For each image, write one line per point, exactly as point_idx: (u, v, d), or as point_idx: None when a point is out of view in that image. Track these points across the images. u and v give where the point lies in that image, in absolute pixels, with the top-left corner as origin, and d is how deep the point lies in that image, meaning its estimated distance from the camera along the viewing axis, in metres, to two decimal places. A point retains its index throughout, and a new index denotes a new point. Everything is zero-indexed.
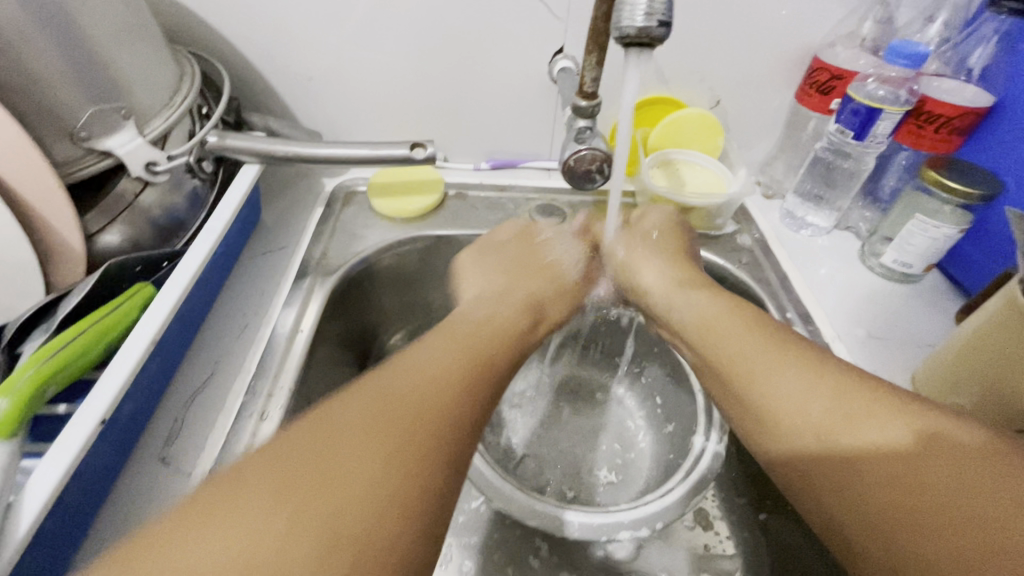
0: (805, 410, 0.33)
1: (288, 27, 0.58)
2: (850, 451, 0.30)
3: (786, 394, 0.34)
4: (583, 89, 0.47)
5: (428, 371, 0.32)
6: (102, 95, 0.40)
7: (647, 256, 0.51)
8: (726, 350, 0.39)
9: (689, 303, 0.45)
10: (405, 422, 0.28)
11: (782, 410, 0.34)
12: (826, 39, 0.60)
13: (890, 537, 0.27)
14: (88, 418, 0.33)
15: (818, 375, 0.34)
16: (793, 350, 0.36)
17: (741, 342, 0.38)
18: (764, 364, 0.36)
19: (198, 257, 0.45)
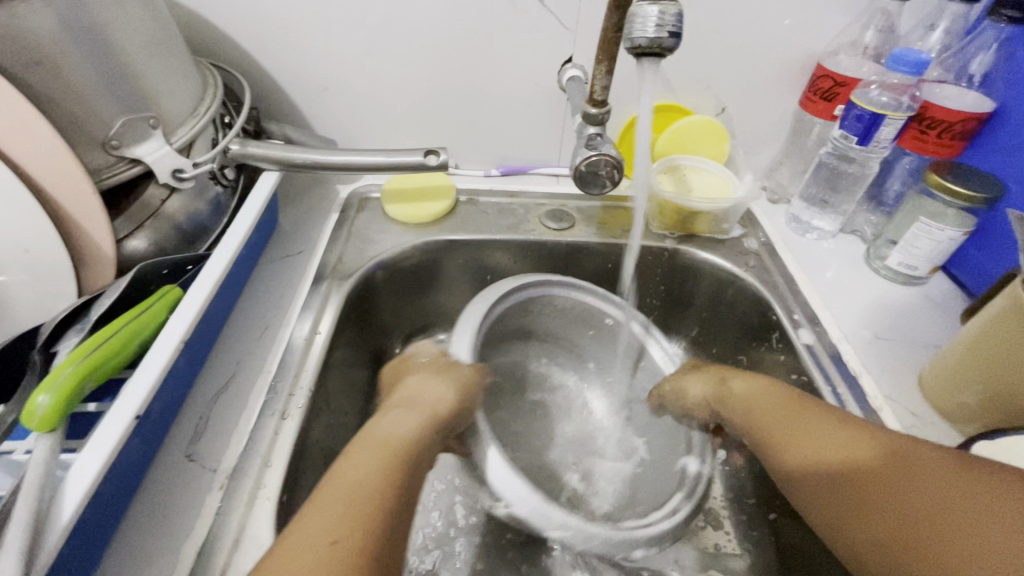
0: (813, 449, 0.40)
1: (306, 39, 0.60)
2: (851, 478, 0.38)
3: (791, 445, 0.42)
4: (593, 97, 0.49)
5: (362, 470, 0.35)
6: (133, 105, 0.42)
7: (708, 378, 0.52)
8: (756, 415, 0.46)
9: (742, 390, 0.49)
10: (368, 504, 0.33)
11: (791, 454, 0.42)
12: (829, 47, 0.61)
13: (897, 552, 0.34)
14: (121, 414, 0.35)
15: (810, 421, 0.42)
16: (791, 402, 0.44)
17: (755, 406, 0.46)
18: (782, 420, 0.44)
19: (221, 261, 0.46)
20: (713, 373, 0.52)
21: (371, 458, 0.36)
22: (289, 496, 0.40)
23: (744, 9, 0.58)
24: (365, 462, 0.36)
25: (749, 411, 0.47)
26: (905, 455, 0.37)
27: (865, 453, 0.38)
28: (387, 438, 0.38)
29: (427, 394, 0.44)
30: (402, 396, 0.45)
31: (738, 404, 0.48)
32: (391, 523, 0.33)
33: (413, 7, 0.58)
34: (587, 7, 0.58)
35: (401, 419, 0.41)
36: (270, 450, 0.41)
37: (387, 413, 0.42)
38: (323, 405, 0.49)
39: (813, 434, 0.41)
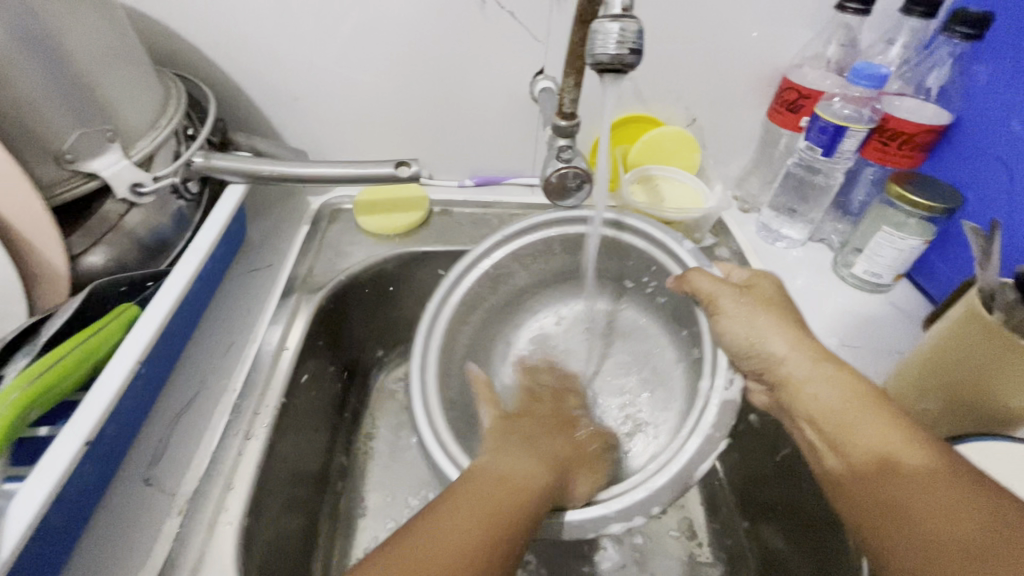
0: (859, 439, 0.36)
1: (273, 50, 0.59)
2: (889, 483, 0.33)
3: (842, 428, 0.37)
4: (562, 110, 0.49)
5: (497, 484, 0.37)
6: (88, 118, 0.41)
7: (769, 330, 0.42)
8: (809, 390, 0.40)
9: (803, 362, 0.41)
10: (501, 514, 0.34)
11: (841, 435, 0.37)
12: (795, 60, 0.62)
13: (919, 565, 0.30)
14: (71, 440, 0.33)
15: (864, 412, 0.36)
16: (854, 385, 0.38)
17: (807, 374, 0.40)
18: (835, 397, 0.38)
19: (183, 277, 0.45)
20: (767, 319, 0.43)
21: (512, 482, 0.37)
22: (252, 519, 0.39)
23: (712, 24, 0.59)
24: (518, 467, 0.39)
25: (802, 382, 0.40)
26: (960, 479, 0.31)
27: (916, 462, 0.33)
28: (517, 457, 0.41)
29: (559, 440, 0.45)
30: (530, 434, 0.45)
31: (780, 366, 0.42)
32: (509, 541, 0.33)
33: (383, 19, 0.58)
34: (557, 20, 0.58)
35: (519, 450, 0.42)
36: (233, 472, 0.40)
37: (505, 449, 0.42)
38: (290, 423, 0.48)
39: (862, 420, 0.36)
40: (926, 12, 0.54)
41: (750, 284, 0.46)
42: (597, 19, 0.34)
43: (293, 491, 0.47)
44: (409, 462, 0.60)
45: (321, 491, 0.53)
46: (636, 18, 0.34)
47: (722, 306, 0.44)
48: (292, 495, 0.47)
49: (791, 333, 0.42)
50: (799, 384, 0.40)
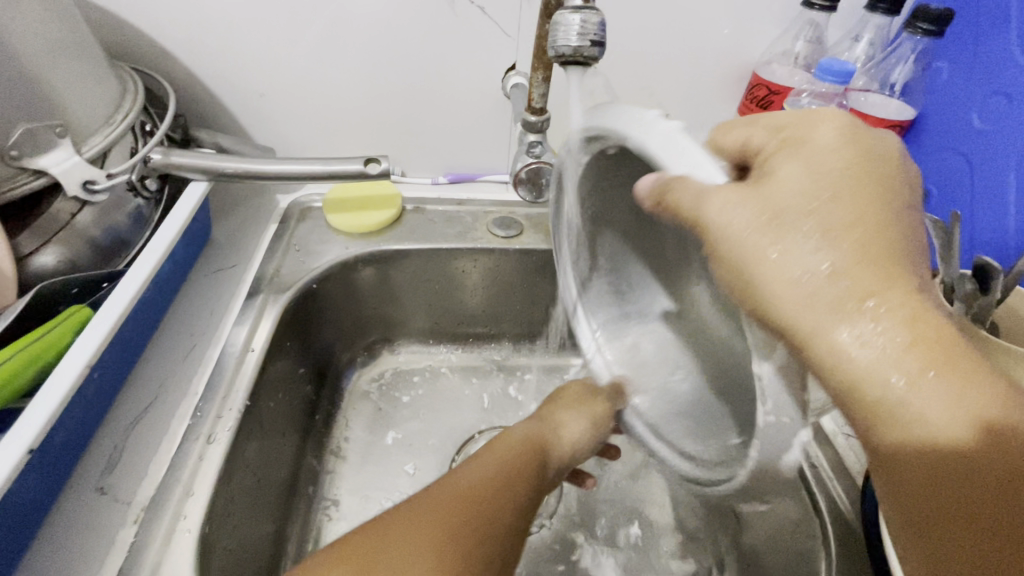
0: (870, 367, 0.26)
1: (236, 44, 0.58)
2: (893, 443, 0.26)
3: (841, 359, 0.27)
4: (531, 105, 0.48)
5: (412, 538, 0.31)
6: (34, 112, 0.39)
7: (801, 261, 0.28)
8: (849, 341, 0.27)
9: (801, 270, 0.28)
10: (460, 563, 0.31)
11: (841, 365, 0.27)
12: (763, 57, 0.63)
13: (925, 524, 0.25)
14: (13, 450, 0.32)
15: (878, 339, 0.26)
16: (871, 292, 0.27)
17: (801, 287, 0.28)
18: (905, 354, 0.26)
19: (138, 278, 0.44)
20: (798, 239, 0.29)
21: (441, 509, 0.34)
22: (213, 526, 0.38)
23: (681, 19, 0.59)
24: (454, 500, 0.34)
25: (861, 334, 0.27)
26: (983, 440, 0.24)
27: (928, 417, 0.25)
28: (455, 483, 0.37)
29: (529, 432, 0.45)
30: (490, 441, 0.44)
31: (822, 304, 0.28)
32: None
33: (350, 12, 0.57)
34: (527, 15, 0.58)
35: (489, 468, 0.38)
36: (192, 478, 0.39)
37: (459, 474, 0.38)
38: (256, 427, 0.47)
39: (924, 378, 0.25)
40: (890, 9, 0.55)
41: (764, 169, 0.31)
42: (558, 11, 0.34)
43: (259, 496, 0.46)
44: (382, 464, 0.59)
45: (291, 495, 0.52)
46: (597, 9, 0.33)
47: (720, 241, 0.30)
48: (258, 500, 0.46)
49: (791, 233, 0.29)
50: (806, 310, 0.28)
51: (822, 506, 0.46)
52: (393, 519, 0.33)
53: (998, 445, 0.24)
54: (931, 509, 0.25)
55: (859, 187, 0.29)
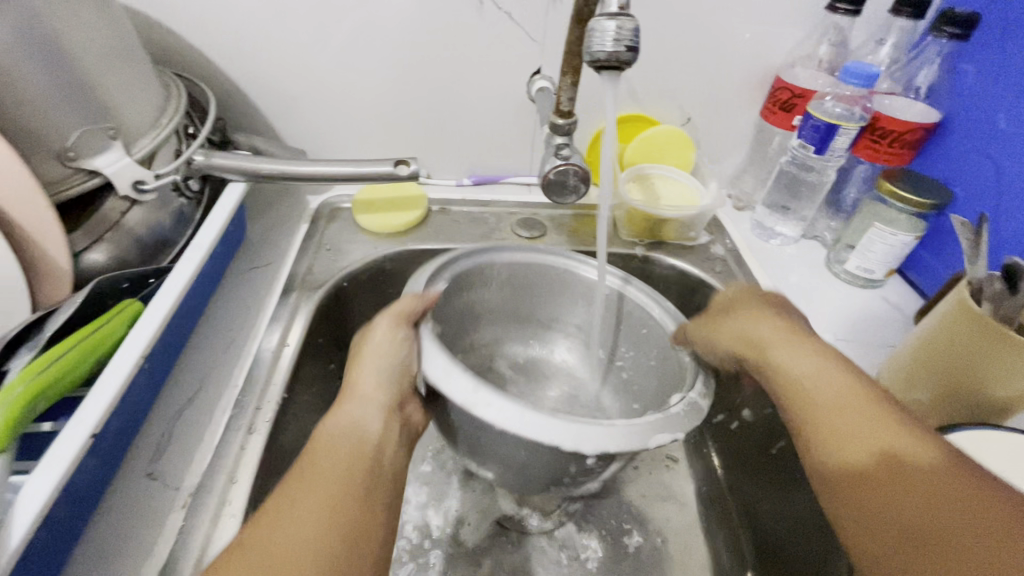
0: (855, 436, 0.33)
1: (272, 50, 0.60)
2: (901, 472, 0.31)
3: (820, 414, 0.35)
4: (559, 108, 0.50)
5: (277, 541, 0.28)
6: (90, 116, 0.42)
7: (748, 328, 0.43)
8: (796, 374, 0.38)
9: (794, 361, 0.39)
10: (332, 542, 0.29)
11: (807, 414, 0.36)
12: (786, 60, 0.63)
13: (880, 541, 0.30)
14: (75, 434, 0.33)
15: (849, 403, 0.35)
16: (859, 395, 0.35)
17: (789, 357, 0.39)
18: (899, 424, 0.33)
19: (183, 274, 0.45)
20: (778, 347, 0.40)
21: (307, 500, 0.30)
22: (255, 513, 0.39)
23: (706, 24, 0.60)
24: (320, 482, 0.31)
25: (814, 395, 0.37)
26: (955, 465, 0.30)
27: (905, 447, 0.32)
28: (314, 467, 0.32)
29: (381, 357, 0.38)
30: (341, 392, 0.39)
31: (824, 399, 0.36)
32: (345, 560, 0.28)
33: (382, 19, 0.59)
34: (553, 20, 0.59)
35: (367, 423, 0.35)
36: (236, 466, 0.41)
37: (299, 474, 0.32)
38: (291, 419, 0.48)
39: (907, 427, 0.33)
40: (914, 12, 0.55)
41: (728, 305, 0.46)
42: (593, 18, 0.35)
43: None
44: None
45: None
46: (632, 16, 0.34)
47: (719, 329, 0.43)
48: None
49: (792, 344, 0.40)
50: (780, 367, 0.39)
51: None
52: (289, 485, 0.31)
53: (892, 464, 0.31)
54: (891, 528, 0.29)
55: (791, 316, 0.43)
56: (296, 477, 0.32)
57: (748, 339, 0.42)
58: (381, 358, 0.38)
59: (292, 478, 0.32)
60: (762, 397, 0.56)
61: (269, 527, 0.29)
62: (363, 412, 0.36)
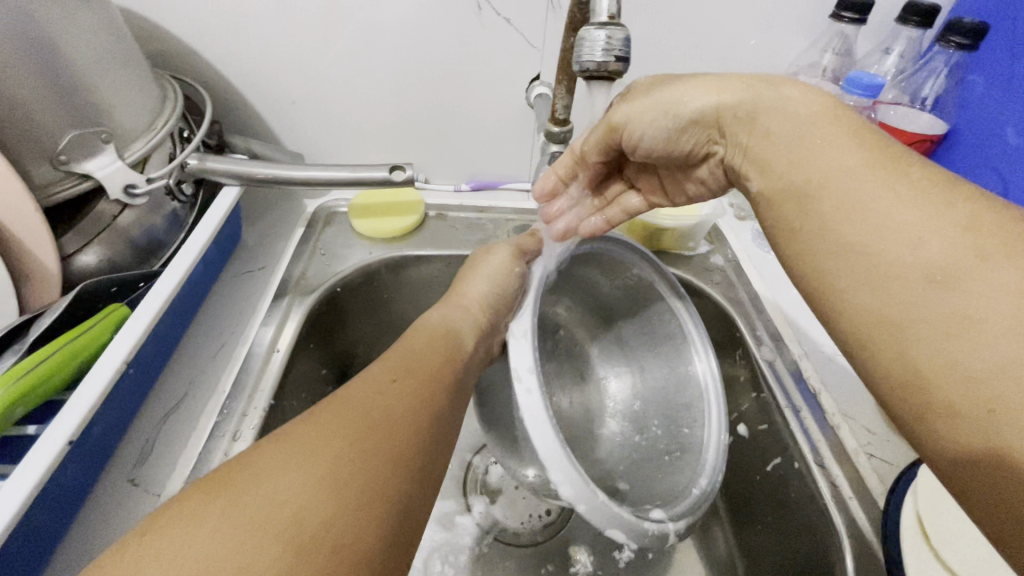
0: (918, 249, 0.28)
1: (271, 54, 0.60)
2: (940, 290, 0.27)
3: (873, 241, 0.29)
4: (555, 116, 0.49)
5: (370, 399, 0.32)
6: (83, 120, 0.41)
7: (792, 131, 0.34)
8: (895, 221, 0.29)
9: (827, 165, 0.32)
10: (416, 406, 0.34)
11: (872, 248, 0.29)
12: (790, 69, 0.62)
13: (939, 394, 0.26)
14: (55, 439, 0.33)
15: (934, 241, 0.28)
16: (940, 222, 0.28)
17: (890, 213, 0.29)
18: (979, 319, 0.25)
19: (173, 278, 0.45)
20: (889, 232, 0.29)
21: (392, 374, 0.35)
22: None
23: (708, 32, 0.59)
24: (409, 363, 0.37)
25: (854, 226, 0.30)
26: None
27: (960, 273, 0.27)
28: (410, 352, 0.38)
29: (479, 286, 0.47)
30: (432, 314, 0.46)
31: (886, 264, 0.29)
32: (420, 423, 0.33)
33: (380, 23, 0.58)
34: (553, 27, 0.59)
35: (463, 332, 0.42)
36: None
37: (394, 355, 0.37)
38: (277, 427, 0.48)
39: (983, 290, 0.26)
40: (922, 21, 0.54)
41: (752, 120, 0.35)
42: (584, 27, 0.34)
43: None
44: None
45: None
46: (623, 26, 0.34)
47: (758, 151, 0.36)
48: None
49: (874, 173, 0.30)
50: (863, 220, 0.30)
51: (839, 527, 0.43)
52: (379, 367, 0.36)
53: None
54: (940, 389, 0.26)
55: (841, 133, 0.32)
56: (384, 362, 0.37)
57: (765, 168, 0.35)
58: (482, 285, 0.47)
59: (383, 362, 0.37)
60: (758, 413, 0.55)
61: (355, 393, 0.33)
62: (467, 322, 0.43)
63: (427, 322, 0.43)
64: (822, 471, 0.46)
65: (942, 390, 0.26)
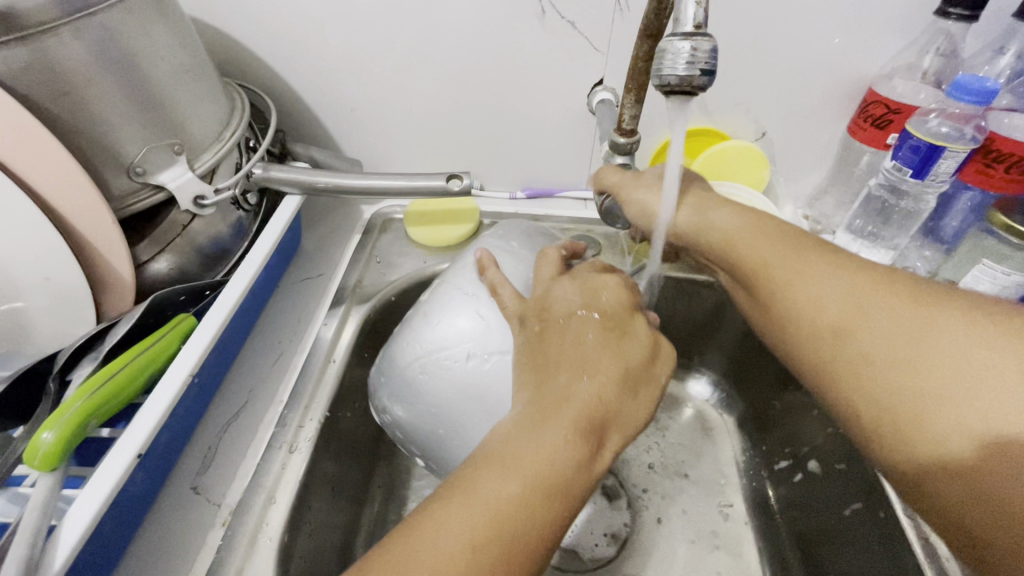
0: (828, 299, 0.35)
1: (334, 62, 0.60)
2: (863, 326, 0.33)
3: (802, 291, 0.37)
4: (621, 127, 0.46)
5: (502, 500, 0.27)
6: (157, 133, 0.43)
7: (723, 223, 0.42)
8: (809, 281, 0.36)
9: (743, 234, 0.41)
10: (546, 517, 0.27)
11: (802, 298, 0.36)
12: (883, 70, 0.56)
13: (901, 418, 0.31)
14: (126, 448, 0.34)
15: (840, 280, 0.35)
16: (849, 266, 0.36)
17: (805, 271, 0.37)
18: (928, 354, 0.30)
19: (237, 288, 0.46)
20: (827, 316, 0.35)
21: (526, 466, 0.28)
22: (292, 535, 0.39)
23: (790, 32, 0.55)
24: (566, 444, 0.28)
25: (792, 286, 0.37)
26: (943, 322, 0.31)
27: (884, 313, 0.33)
28: (567, 420, 0.29)
29: (642, 341, 0.35)
30: (551, 325, 0.35)
31: (808, 321, 0.36)
32: (552, 519, 0.27)
33: (442, 29, 0.57)
34: (620, 30, 0.56)
35: (628, 413, 0.32)
36: (276, 485, 0.41)
37: (547, 422, 0.29)
38: (335, 439, 0.48)
39: (892, 323, 0.32)
40: None
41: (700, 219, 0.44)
42: (665, 37, 0.32)
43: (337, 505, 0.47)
44: None
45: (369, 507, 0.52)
46: (710, 35, 0.31)
47: (705, 237, 0.43)
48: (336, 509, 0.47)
49: (778, 244, 0.39)
50: (786, 283, 0.37)
51: None
52: (516, 428, 0.29)
53: (995, 448, 0.27)
54: (914, 404, 0.30)
55: (764, 223, 0.41)
56: (531, 426, 0.29)
57: (731, 249, 0.41)
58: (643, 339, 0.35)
59: (531, 420, 0.30)
60: (835, 450, 0.51)
61: (480, 483, 0.27)
62: (635, 408, 0.33)
63: (570, 381, 0.31)
64: (914, 522, 0.42)
65: (918, 407, 0.30)
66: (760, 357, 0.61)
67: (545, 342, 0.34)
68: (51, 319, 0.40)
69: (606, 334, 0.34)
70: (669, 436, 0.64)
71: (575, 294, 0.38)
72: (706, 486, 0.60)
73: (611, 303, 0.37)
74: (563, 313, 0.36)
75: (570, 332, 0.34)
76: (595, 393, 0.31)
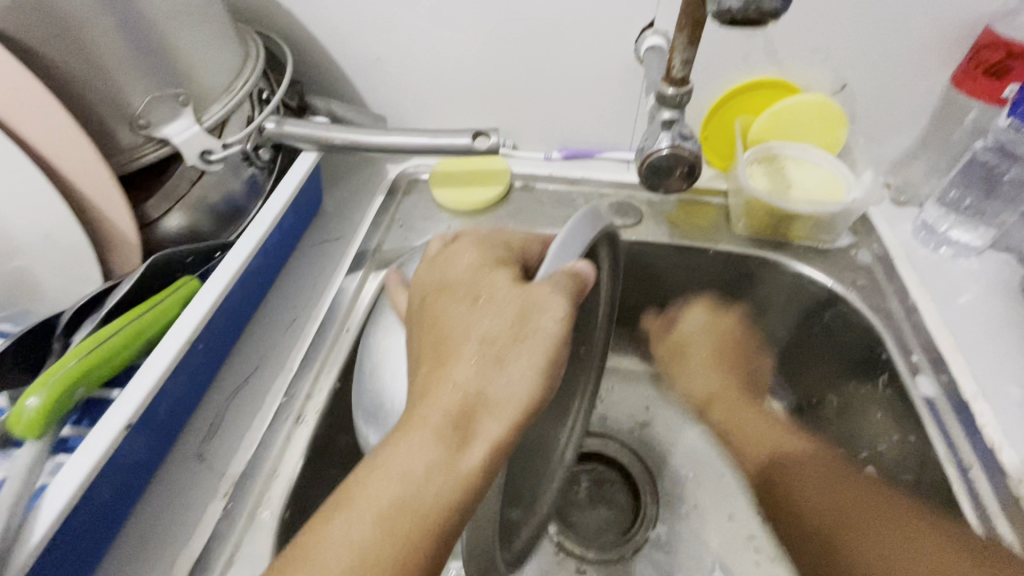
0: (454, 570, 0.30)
1: (355, 7, 0.55)
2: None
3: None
4: (670, 74, 0.40)
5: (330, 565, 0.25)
6: (160, 82, 0.39)
7: None
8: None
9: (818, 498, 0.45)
10: (404, 547, 0.25)
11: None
12: (1005, 7, 0.46)
13: None
14: (119, 416, 0.33)
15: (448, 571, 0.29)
16: None
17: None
18: None
19: (245, 250, 0.44)
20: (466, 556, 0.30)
21: (390, 483, 0.26)
22: (293, 511, 0.38)
23: None
24: (417, 451, 0.27)
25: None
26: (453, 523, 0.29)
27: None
28: (423, 423, 0.27)
29: (507, 309, 0.29)
30: (430, 305, 0.32)
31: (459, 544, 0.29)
32: (433, 542, 0.26)
33: None
34: None
35: (505, 388, 0.28)
36: (280, 459, 0.39)
37: (404, 430, 0.28)
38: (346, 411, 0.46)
39: None
40: None
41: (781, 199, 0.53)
42: None
43: None
44: None
45: None
46: None
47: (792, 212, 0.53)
48: None
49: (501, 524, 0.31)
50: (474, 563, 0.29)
51: None
52: (370, 456, 0.28)
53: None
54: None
55: None
56: (389, 439, 0.28)
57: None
58: (507, 308, 0.29)
59: (387, 438, 0.28)
60: (906, 460, 0.44)
61: (324, 533, 0.26)
62: (507, 380, 0.28)
63: (428, 374, 0.29)
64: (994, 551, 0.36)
65: None
66: (818, 344, 0.54)
67: (426, 334, 0.31)
68: (60, 276, 0.40)
69: (473, 308, 0.30)
70: (709, 424, 0.60)
71: (435, 274, 0.34)
72: (744, 481, 0.56)
73: (461, 280, 0.32)
74: (433, 296, 0.33)
75: (447, 307, 0.31)
76: (460, 359, 0.29)
